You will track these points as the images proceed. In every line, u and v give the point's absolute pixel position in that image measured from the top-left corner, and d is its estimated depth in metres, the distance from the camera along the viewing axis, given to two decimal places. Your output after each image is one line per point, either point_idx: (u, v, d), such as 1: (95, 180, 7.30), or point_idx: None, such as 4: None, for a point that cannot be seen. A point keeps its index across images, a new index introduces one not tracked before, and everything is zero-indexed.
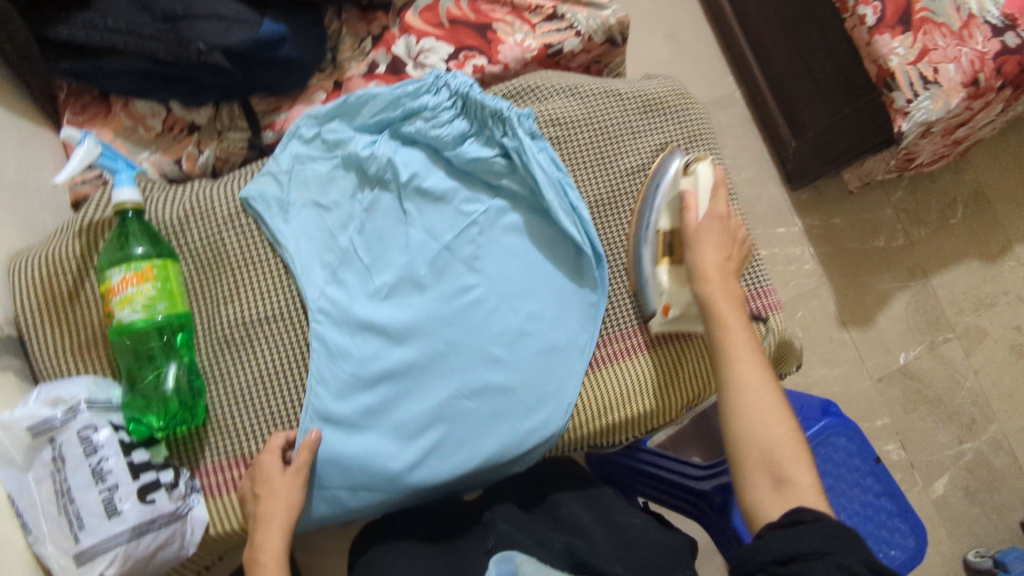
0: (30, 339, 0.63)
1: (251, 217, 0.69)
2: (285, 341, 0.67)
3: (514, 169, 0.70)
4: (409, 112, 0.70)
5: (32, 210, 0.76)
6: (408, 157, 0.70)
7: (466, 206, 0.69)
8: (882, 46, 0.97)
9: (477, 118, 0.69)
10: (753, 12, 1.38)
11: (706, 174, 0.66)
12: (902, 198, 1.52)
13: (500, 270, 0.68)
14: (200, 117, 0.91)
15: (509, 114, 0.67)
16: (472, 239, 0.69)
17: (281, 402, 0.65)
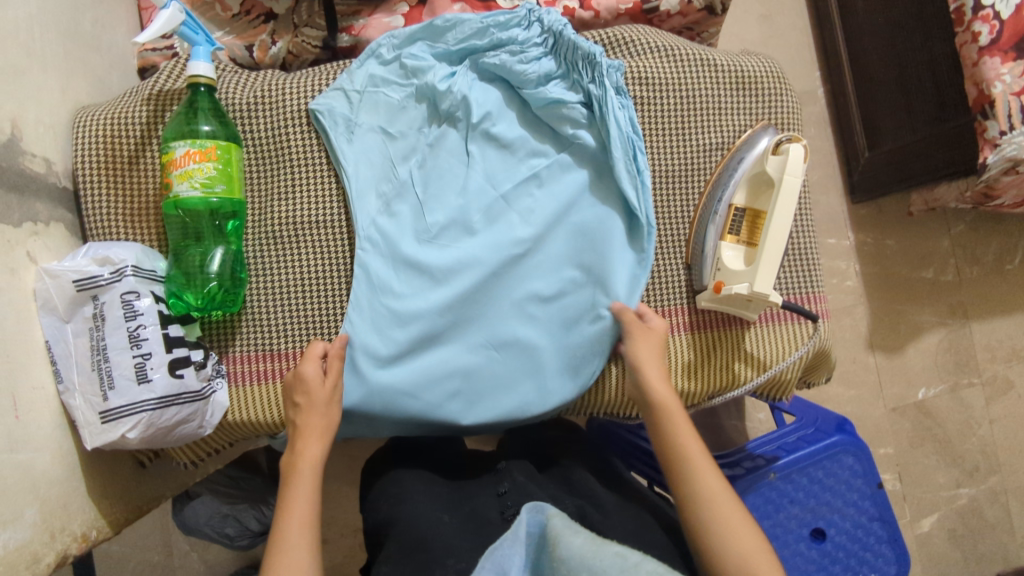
0: (85, 194, 0.64)
1: (316, 131, 0.67)
2: (330, 252, 0.67)
3: (593, 120, 0.68)
4: (495, 44, 0.68)
5: (102, 67, 0.76)
6: (483, 97, 0.68)
7: (531, 159, 0.68)
8: (988, 68, 0.92)
9: (567, 61, 0.67)
10: (859, 8, 1.31)
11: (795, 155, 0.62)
12: (962, 232, 1.46)
13: (554, 228, 0.67)
14: (280, 6, 0.89)
15: (601, 61, 0.66)
16: (531, 191, 0.68)
17: (315, 308, 0.66)
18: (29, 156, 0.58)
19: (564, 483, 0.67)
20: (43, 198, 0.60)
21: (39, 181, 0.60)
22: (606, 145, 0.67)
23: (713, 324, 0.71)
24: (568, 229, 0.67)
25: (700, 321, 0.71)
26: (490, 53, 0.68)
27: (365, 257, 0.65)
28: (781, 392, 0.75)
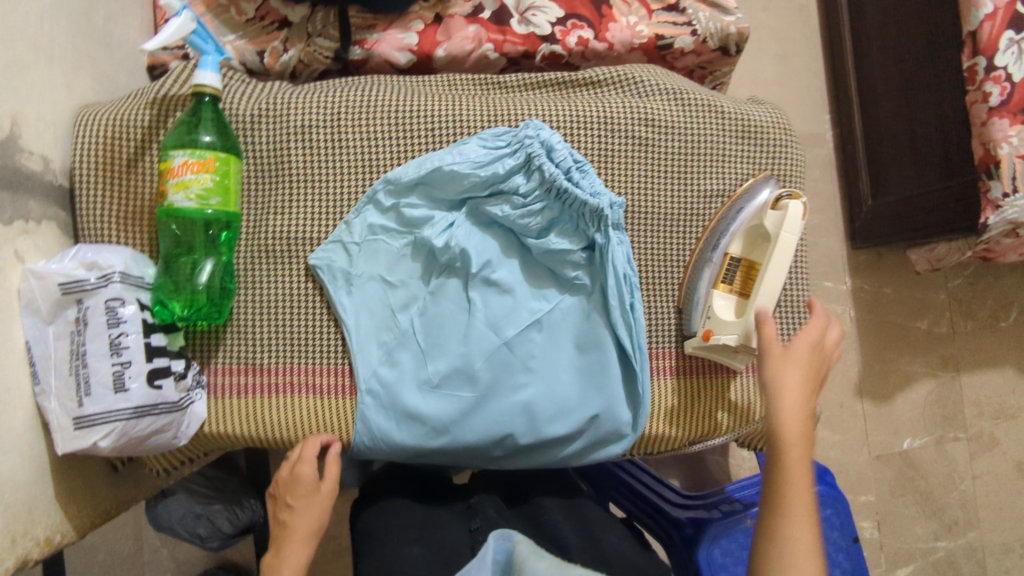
0: (81, 193, 0.63)
1: (315, 283, 0.66)
2: (326, 362, 0.66)
3: (591, 263, 0.67)
4: (496, 192, 0.66)
5: (110, 64, 0.75)
6: (482, 244, 0.67)
7: (533, 303, 0.67)
8: (996, 129, 0.92)
9: (572, 213, 0.65)
10: (874, 56, 1.31)
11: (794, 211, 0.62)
12: (959, 286, 1.46)
13: (555, 373, 0.66)
14: (296, 14, 0.90)
15: (607, 213, 0.64)
16: (532, 340, 0.66)
17: (303, 362, 0.66)
18: (26, 154, 0.57)
19: (534, 525, 0.66)
20: (37, 196, 0.59)
21: (34, 179, 0.59)
22: (605, 297, 0.67)
23: (702, 370, 0.71)
24: (562, 376, 0.67)
25: (688, 366, 0.70)
26: (490, 196, 0.66)
27: (364, 410, 0.65)
28: (760, 442, 0.75)
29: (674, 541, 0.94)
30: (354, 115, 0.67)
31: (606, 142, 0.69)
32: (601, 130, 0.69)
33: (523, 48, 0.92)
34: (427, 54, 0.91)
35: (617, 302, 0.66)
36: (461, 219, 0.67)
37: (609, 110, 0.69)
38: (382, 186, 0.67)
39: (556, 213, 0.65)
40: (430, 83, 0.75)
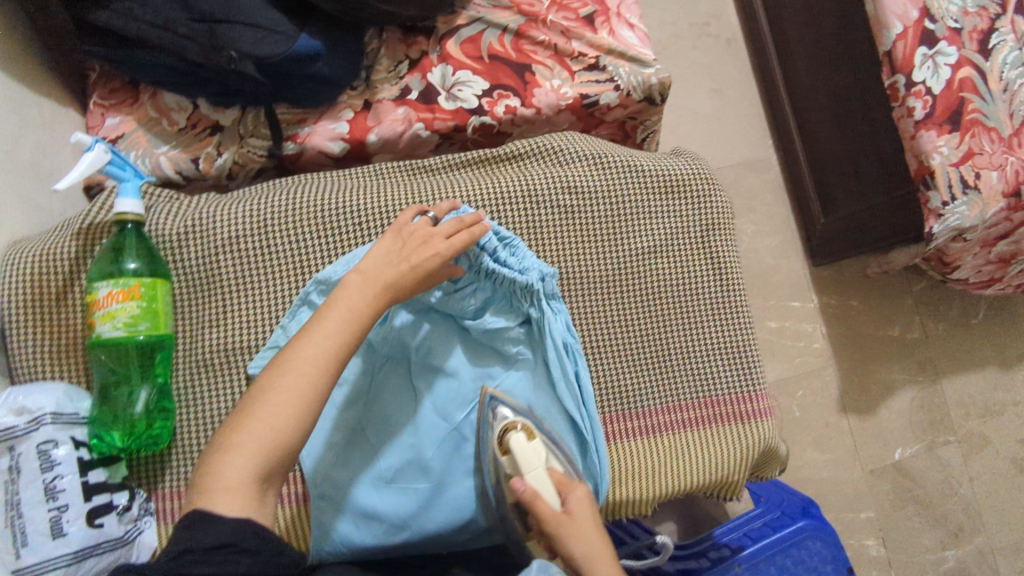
0: (13, 334, 0.64)
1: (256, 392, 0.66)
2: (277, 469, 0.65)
3: (531, 336, 0.68)
4: None
5: (41, 195, 0.76)
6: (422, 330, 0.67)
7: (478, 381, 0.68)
8: (926, 141, 0.93)
9: (504, 290, 0.66)
10: (803, 81, 1.36)
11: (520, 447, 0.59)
12: (924, 289, 1.48)
13: None
14: (226, 119, 0.92)
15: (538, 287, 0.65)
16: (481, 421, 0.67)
17: None
18: None
19: None
20: None
21: None
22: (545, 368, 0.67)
23: (660, 428, 0.70)
24: None
25: (646, 426, 0.70)
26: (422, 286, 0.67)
27: (318, 517, 0.65)
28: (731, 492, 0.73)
29: None
30: (280, 221, 0.69)
31: (531, 214, 0.71)
32: (525, 202, 0.71)
33: (453, 123, 0.95)
34: (360, 140, 0.93)
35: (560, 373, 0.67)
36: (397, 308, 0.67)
37: (530, 183, 0.71)
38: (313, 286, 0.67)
39: (489, 291, 0.66)
40: (357, 175, 0.77)
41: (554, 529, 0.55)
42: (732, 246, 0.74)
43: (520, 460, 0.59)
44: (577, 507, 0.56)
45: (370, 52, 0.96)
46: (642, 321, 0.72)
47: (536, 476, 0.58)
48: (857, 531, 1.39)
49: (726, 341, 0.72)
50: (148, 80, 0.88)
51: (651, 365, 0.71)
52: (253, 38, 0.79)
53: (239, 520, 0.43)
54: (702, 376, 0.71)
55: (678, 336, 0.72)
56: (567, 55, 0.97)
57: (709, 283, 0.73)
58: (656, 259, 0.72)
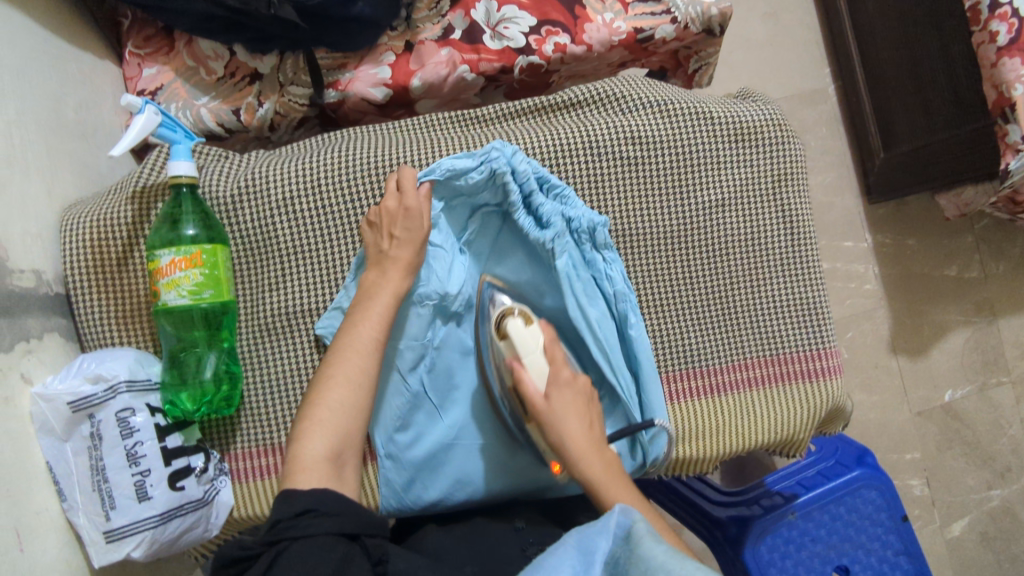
0: (78, 300, 0.64)
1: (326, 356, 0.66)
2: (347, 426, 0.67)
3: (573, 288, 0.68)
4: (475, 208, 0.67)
5: (90, 155, 0.74)
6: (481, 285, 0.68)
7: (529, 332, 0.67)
8: (1009, 69, 0.88)
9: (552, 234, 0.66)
10: (869, 2, 1.25)
11: (517, 337, 0.61)
12: (986, 227, 1.41)
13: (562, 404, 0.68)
14: (265, 65, 0.87)
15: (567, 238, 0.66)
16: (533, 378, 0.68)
17: None
18: (17, 274, 0.57)
19: None
20: (34, 313, 0.59)
21: (29, 296, 0.59)
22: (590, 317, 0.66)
23: (727, 386, 0.69)
24: None
25: (711, 384, 0.69)
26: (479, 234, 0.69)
27: (385, 474, 0.66)
28: (793, 449, 0.73)
29: (719, 542, 0.91)
30: (335, 176, 0.66)
31: (592, 166, 0.68)
32: (587, 154, 0.68)
33: (499, 63, 0.89)
34: (403, 85, 0.89)
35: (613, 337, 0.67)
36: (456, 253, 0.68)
37: (591, 133, 0.68)
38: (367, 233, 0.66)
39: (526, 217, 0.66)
40: (410, 126, 0.75)
41: (542, 412, 0.58)
42: (804, 198, 0.72)
43: (516, 344, 0.61)
44: (567, 394, 0.59)
45: None
46: (707, 275, 0.70)
47: (533, 359, 0.61)
48: (902, 471, 1.38)
49: (794, 297, 0.71)
50: (181, 27, 0.83)
51: (716, 321, 0.70)
52: None
53: (315, 491, 0.49)
54: (770, 333, 0.70)
55: (745, 292, 0.70)
56: None
57: (777, 237, 0.71)
58: (723, 211, 0.70)
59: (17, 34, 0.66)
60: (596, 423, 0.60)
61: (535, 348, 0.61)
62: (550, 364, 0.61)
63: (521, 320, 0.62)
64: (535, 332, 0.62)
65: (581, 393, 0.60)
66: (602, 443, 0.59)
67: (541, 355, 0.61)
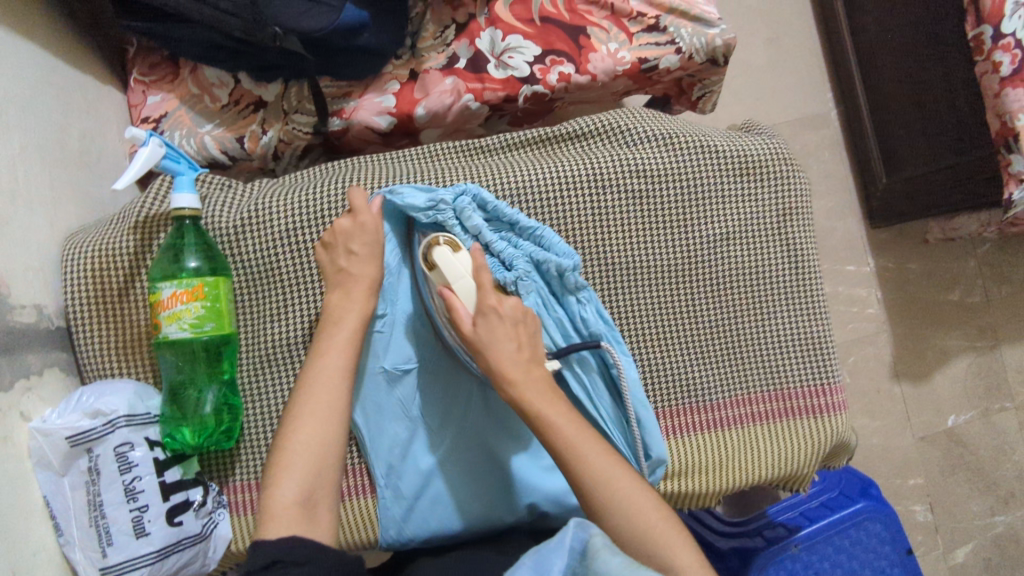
0: (78, 332, 0.63)
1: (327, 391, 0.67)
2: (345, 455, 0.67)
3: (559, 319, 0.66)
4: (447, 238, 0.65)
5: (93, 183, 0.75)
6: None
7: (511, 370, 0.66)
8: (1013, 98, 0.89)
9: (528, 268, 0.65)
10: (871, 29, 1.26)
11: (449, 266, 0.57)
12: (989, 251, 1.40)
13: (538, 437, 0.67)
14: (269, 93, 0.88)
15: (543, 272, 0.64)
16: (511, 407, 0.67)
17: None
18: (18, 309, 0.57)
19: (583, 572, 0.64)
20: (35, 347, 0.58)
21: (30, 331, 0.58)
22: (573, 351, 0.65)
23: (731, 421, 0.69)
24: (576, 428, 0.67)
25: (715, 419, 0.69)
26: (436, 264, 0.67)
27: (385, 504, 0.66)
28: (797, 484, 0.72)
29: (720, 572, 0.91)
30: (336, 206, 0.67)
31: (597, 199, 0.68)
32: (590, 188, 0.68)
33: (504, 93, 0.90)
34: (407, 114, 0.89)
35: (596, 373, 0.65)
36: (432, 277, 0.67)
37: (596, 166, 0.68)
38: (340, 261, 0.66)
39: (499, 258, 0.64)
40: (413, 155, 0.75)
41: (469, 338, 0.56)
42: (810, 232, 0.72)
43: (445, 271, 0.58)
44: (498, 323, 0.56)
45: (415, 17, 0.91)
46: (710, 308, 0.70)
47: (462, 284, 0.57)
48: (905, 497, 1.37)
49: (799, 332, 0.70)
50: (187, 54, 0.83)
51: (719, 356, 0.69)
52: (296, 11, 0.75)
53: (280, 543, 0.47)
54: (775, 367, 0.70)
55: (749, 326, 0.70)
56: (625, 15, 0.91)
57: (783, 270, 0.70)
58: (728, 245, 0.70)
59: (23, 66, 0.66)
60: (528, 347, 0.57)
61: (463, 273, 0.58)
62: (478, 287, 0.57)
63: (449, 248, 0.59)
64: (464, 259, 0.58)
65: (510, 319, 0.57)
66: (532, 367, 0.56)
67: (470, 278, 0.58)
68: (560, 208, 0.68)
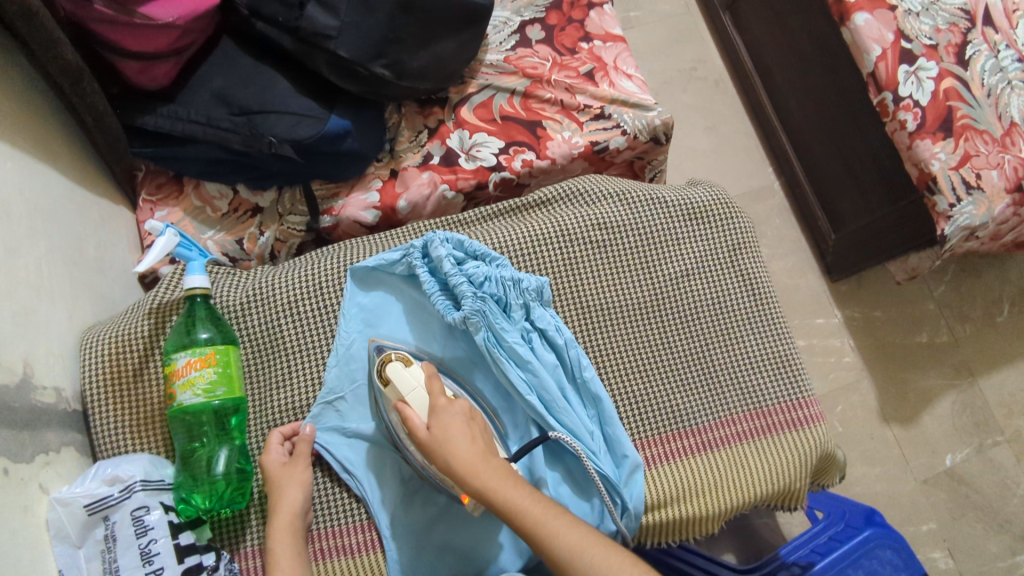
0: (94, 414, 0.68)
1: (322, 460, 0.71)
2: (347, 514, 0.70)
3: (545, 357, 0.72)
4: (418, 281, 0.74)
5: (105, 286, 0.81)
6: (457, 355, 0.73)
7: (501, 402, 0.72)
8: (923, 149, 1.03)
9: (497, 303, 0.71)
10: (794, 110, 1.44)
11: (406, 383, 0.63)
12: (945, 293, 1.46)
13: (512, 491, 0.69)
14: (264, 200, 0.98)
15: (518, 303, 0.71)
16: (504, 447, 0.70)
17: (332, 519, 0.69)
18: (40, 389, 0.62)
19: None
20: (54, 426, 0.63)
21: (49, 411, 0.64)
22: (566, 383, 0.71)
23: (718, 442, 0.72)
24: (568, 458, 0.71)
25: (703, 442, 0.72)
26: (419, 309, 0.74)
27: (390, 555, 0.68)
28: (793, 500, 0.75)
29: None
30: (335, 279, 0.75)
31: (567, 251, 0.76)
32: (561, 242, 0.76)
33: (474, 180, 1.01)
34: (391, 207, 0.99)
35: (566, 382, 0.71)
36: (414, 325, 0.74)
37: (564, 223, 0.77)
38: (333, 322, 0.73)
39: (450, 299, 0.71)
40: (401, 234, 0.85)
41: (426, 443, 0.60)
42: (760, 265, 0.80)
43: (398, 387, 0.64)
44: (449, 418, 0.61)
45: (391, 125, 1.03)
46: (683, 339, 0.76)
47: (415, 396, 0.63)
48: (922, 544, 1.33)
49: (768, 353, 0.76)
50: (190, 173, 0.94)
51: (698, 382, 0.74)
52: (289, 124, 0.88)
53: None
54: (750, 387, 0.75)
55: (722, 352, 0.76)
56: (573, 107, 1.05)
57: (743, 299, 0.78)
58: (691, 280, 0.77)
59: (51, 190, 0.76)
60: (481, 439, 0.61)
61: (415, 387, 0.63)
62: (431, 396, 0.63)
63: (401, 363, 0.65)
64: (416, 371, 0.65)
65: (460, 414, 0.62)
66: (488, 455, 0.60)
67: (423, 390, 0.63)
68: (536, 262, 0.76)
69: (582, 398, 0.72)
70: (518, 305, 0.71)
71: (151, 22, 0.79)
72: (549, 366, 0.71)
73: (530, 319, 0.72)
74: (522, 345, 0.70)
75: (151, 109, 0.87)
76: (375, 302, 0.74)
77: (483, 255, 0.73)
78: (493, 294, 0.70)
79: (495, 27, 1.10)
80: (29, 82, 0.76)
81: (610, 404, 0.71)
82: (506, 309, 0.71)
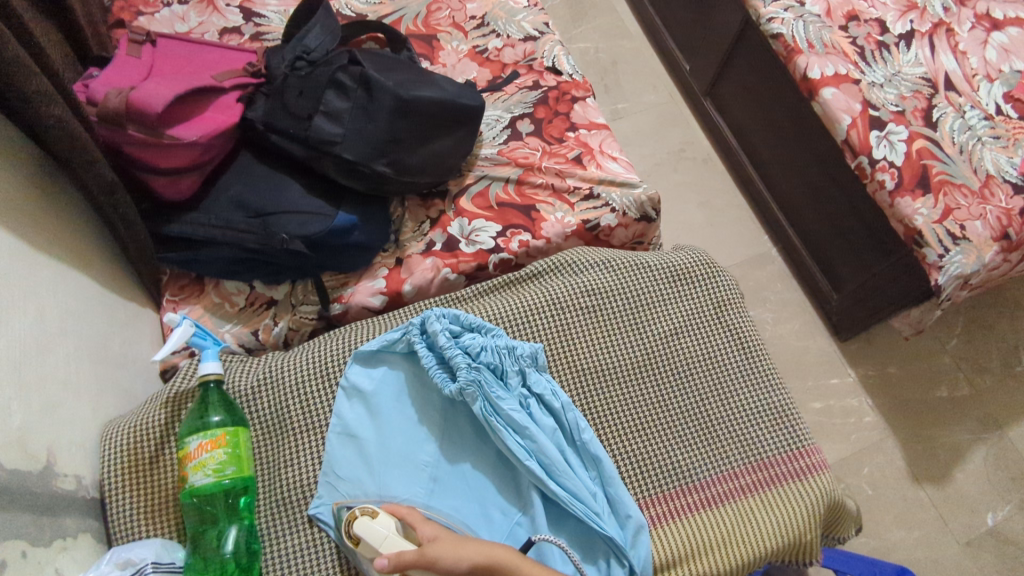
0: (111, 499, 0.71)
1: (324, 532, 0.71)
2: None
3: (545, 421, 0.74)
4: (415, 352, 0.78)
5: (128, 381, 0.86)
6: (460, 424, 0.76)
7: (502, 469, 0.74)
8: (904, 207, 1.07)
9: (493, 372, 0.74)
10: (781, 180, 1.51)
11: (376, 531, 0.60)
12: (959, 345, 1.45)
13: None
14: (278, 293, 1.05)
15: (512, 369, 0.74)
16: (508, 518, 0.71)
17: None
18: (61, 477, 0.66)
19: None
20: (72, 513, 0.66)
21: (69, 498, 0.67)
22: (566, 445, 0.73)
23: (721, 497, 0.73)
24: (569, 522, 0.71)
25: (707, 497, 0.73)
26: (418, 384, 0.77)
27: None
28: (806, 554, 0.74)
29: None
30: (341, 360, 0.78)
31: (559, 319, 0.80)
32: (553, 310, 0.81)
33: (475, 263, 1.07)
34: (397, 291, 1.05)
35: (566, 446, 0.73)
36: (412, 398, 0.77)
37: (555, 293, 0.82)
38: (340, 397, 0.76)
39: (449, 371, 0.75)
40: (403, 313, 0.90)
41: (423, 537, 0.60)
42: (748, 320, 0.83)
43: (371, 543, 0.60)
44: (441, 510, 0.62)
45: (395, 218, 1.11)
46: (678, 396, 0.78)
47: (391, 545, 0.60)
48: None
49: (762, 406, 0.78)
50: (211, 273, 1.02)
51: (696, 439, 0.76)
52: (300, 222, 0.96)
53: None
54: (748, 440, 0.77)
55: (717, 407, 0.78)
56: (564, 190, 1.12)
57: (734, 355, 0.81)
58: (681, 339, 0.81)
59: (84, 292, 0.82)
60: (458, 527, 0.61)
61: (388, 535, 0.60)
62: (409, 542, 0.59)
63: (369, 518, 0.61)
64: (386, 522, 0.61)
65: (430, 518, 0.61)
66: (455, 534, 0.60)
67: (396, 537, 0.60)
68: (530, 330, 0.80)
69: (583, 460, 0.73)
70: (514, 371, 0.75)
71: (178, 142, 0.89)
72: (548, 431, 0.72)
73: (527, 385, 0.75)
74: (520, 411, 0.72)
75: (177, 217, 0.97)
76: (377, 376, 0.77)
77: (478, 326, 0.77)
78: (489, 363, 0.74)
79: (489, 125, 1.20)
80: (68, 200, 0.85)
81: (610, 466, 0.72)
82: (502, 377, 0.75)
